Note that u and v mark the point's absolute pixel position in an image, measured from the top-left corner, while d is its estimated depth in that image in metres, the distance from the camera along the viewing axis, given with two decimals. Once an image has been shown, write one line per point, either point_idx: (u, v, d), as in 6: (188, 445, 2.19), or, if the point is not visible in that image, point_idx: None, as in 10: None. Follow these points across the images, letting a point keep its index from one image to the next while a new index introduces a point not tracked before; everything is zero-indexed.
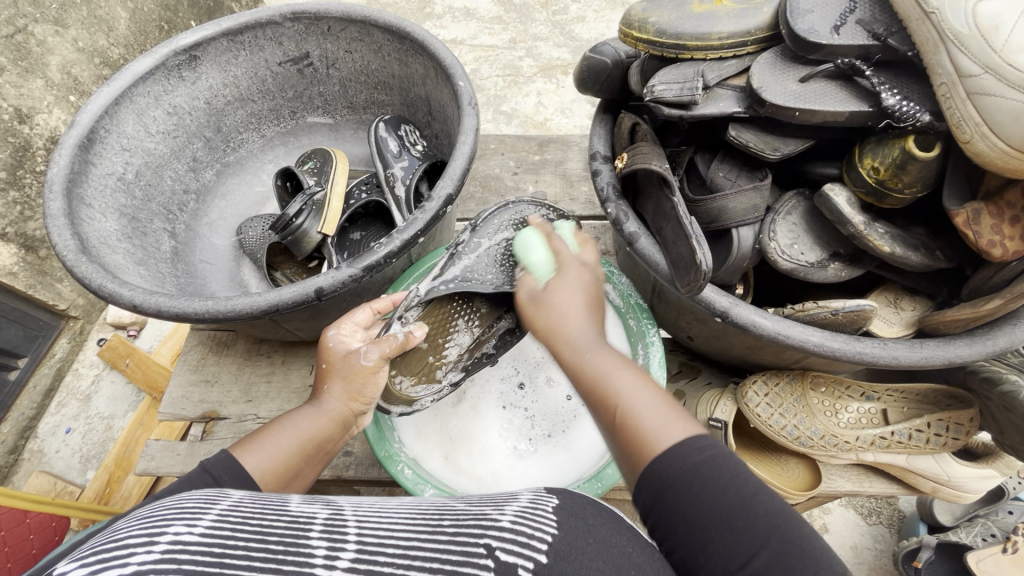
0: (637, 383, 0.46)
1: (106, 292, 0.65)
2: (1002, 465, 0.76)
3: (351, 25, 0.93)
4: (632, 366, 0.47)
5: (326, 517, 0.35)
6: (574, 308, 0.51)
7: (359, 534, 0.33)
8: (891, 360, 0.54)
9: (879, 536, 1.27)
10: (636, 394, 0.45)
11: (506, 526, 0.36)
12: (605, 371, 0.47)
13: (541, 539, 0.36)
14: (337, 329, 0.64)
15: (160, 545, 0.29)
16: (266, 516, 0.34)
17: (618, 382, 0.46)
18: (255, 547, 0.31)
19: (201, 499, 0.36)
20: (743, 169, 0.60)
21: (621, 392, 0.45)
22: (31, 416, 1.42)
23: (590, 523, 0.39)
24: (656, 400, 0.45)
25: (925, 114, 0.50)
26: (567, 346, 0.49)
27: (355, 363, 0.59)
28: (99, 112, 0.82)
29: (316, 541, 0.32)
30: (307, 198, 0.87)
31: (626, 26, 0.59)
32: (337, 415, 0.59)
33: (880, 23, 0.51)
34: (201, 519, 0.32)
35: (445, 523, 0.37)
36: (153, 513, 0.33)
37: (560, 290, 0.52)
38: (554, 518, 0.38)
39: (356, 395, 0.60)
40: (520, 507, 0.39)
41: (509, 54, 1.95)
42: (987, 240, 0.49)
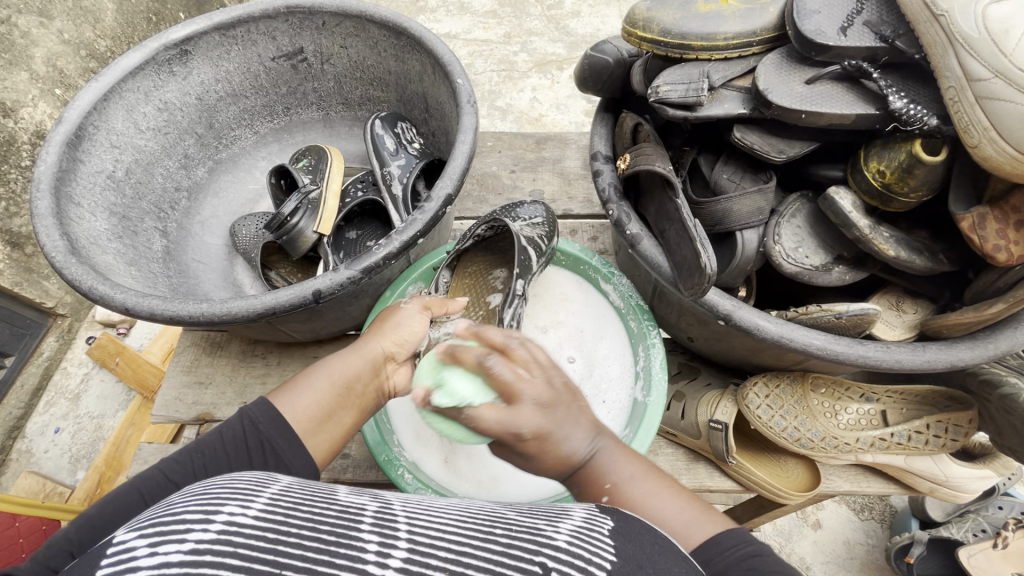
0: (641, 477, 0.44)
1: (96, 294, 0.64)
2: (997, 465, 0.76)
3: (346, 20, 0.91)
4: (640, 459, 0.46)
5: (375, 512, 0.34)
6: (569, 427, 0.42)
7: (411, 532, 0.32)
8: (894, 363, 0.53)
9: (871, 532, 1.28)
10: (656, 502, 0.43)
11: (563, 547, 0.34)
12: (606, 463, 0.44)
13: (599, 565, 0.34)
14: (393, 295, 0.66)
15: (216, 524, 0.29)
16: (316, 505, 0.33)
17: (616, 476, 0.44)
18: (307, 535, 0.30)
19: (253, 480, 0.36)
20: (747, 171, 0.60)
21: (626, 494, 0.44)
22: (19, 416, 1.40)
23: (648, 550, 0.37)
24: (669, 498, 0.44)
25: (932, 117, 0.50)
26: (569, 469, 0.43)
27: (403, 323, 0.60)
28: (87, 108, 0.80)
29: (368, 536, 0.31)
30: (302, 196, 0.86)
31: (630, 25, 0.58)
32: (370, 368, 0.56)
33: (887, 24, 0.51)
34: (254, 502, 0.32)
35: (497, 532, 0.35)
36: (209, 490, 0.33)
37: (548, 436, 0.41)
38: (610, 543, 0.36)
39: (394, 340, 0.59)
40: (574, 525, 0.37)
41: (503, 48, 1.93)
42: (993, 245, 0.49)
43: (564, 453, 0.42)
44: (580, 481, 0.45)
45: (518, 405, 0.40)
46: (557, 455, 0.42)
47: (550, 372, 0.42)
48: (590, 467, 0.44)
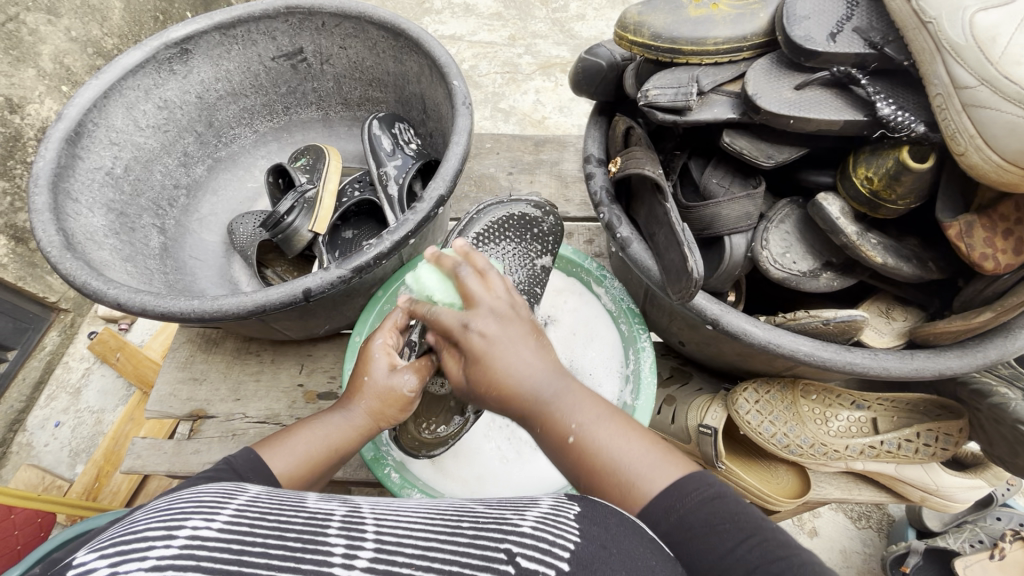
0: (603, 420, 0.46)
1: (91, 289, 0.64)
2: (990, 475, 0.76)
3: (345, 21, 0.92)
4: (600, 405, 0.47)
5: (343, 515, 0.35)
6: (515, 351, 0.47)
7: (378, 532, 0.33)
8: (881, 370, 0.53)
9: (868, 540, 1.27)
10: (620, 449, 0.44)
11: (527, 532, 0.35)
12: (564, 409, 0.46)
13: (563, 547, 0.34)
14: (381, 335, 0.60)
15: (178, 539, 0.29)
16: (283, 513, 0.34)
17: (579, 420, 0.46)
18: (273, 543, 0.31)
19: (219, 493, 0.36)
20: (737, 176, 0.60)
21: (590, 442, 0.45)
22: (21, 409, 1.41)
23: (614, 531, 0.37)
24: (629, 441, 0.45)
25: (920, 124, 0.50)
26: (523, 399, 0.47)
27: (392, 389, 0.58)
28: (88, 106, 0.80)
29: (335, 539, 0.32)
30: (297, 196, 0.87)
31: (621, 29, 0.58)
32: (365, 429, 0.58)
33: (876, 31, 0.51)
34: (218, 515, 0.32)
35: (465, 525, 0.36)
36: (172, 506, 0.33)
37: (498, 353, 0.46)
38: (575, 526, 0.36)
39: (384, 413, 0.58)
40: (541, 512, 0.38)
41: (507, 51, 1.94)
42: (980, 253, 0.49)
43: (506, 380, 0.46)
44: (544, 428, 0.47)
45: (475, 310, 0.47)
46: (524, 387, 0.47)
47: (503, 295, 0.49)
48: (549, 411, 0.46)
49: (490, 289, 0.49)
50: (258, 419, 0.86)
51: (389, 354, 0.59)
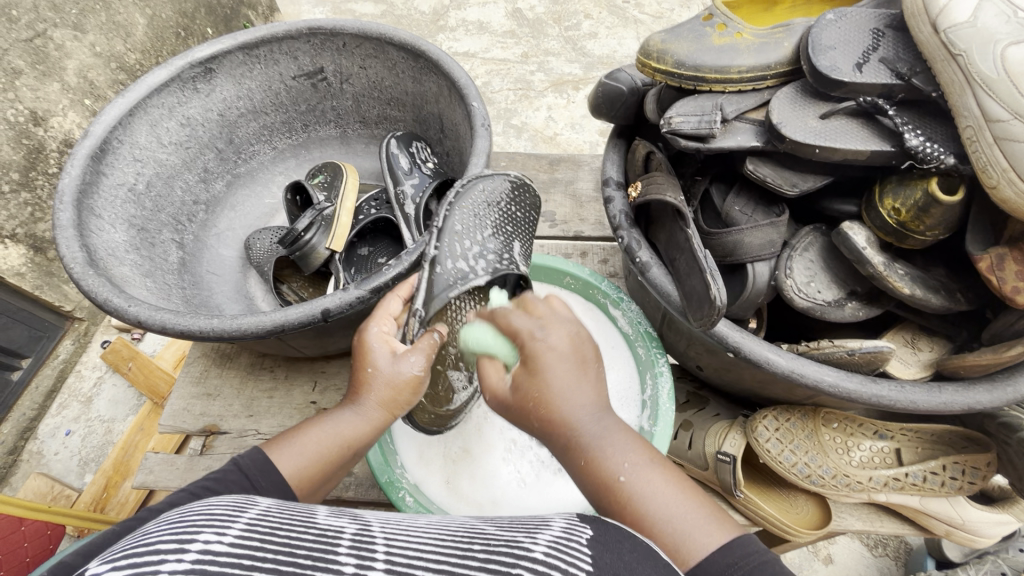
0: (645, 467, 0.46)
1: (111, 306, 0.65)
2: (1017, 509, 0.74)
3: (366, 42, 0.93)
4: (648, 451, 0.47)
5: (354, 534, 0.34)
6: (569, 392, 0.46)
7: (389, 554, 0.32)
8: (909, 404, 0.52)
9: (886, 569, 1.23)
10: (658, 495, 0.44)
11: (539, 558, 0.33)
12: (611, 451, 0.46)
13: (575, 573, 0.33)
14: (377, 325, 0.59)
15: (191, 554, 0.28)
16: (293, 529, 0.33)
17: (625, 471, 0.45)
18: (284, 561, 0.30)
19: (230, 506, 0.35)
20: (759, 203, 0.59)
21: (634, 492, 0.45)
22: (32, 417, 1.42)
23: (626, 559, 0.36)
24: (672, 490, 0.45)
25: (949, 156, 0.49)
26: (570, 431, 0.46)
27: (400, 373, 0.56)
28: (113, 123, 0.82)
29: (345, 559, 0.31)
30: (316, 213, 0.87)
31: (644, 56, 0.58)
32: (378, 422, 0.56)
33: (903, 62, 0.51)
34: (230, 528, 0.32)
35: (476, 549, 0.35)
36: (185, 518, 0.33)
37: (540, 377, 0.46)
38: (587, 552, 0.35)
39: (394, 403, 0.56)
40: (552, 535, 0.37)
41: (520, 68, 1.96)
42: (1012, 287, 0.47)
43: (566, 417, 0.46)
44: (587, 473, 0.46)
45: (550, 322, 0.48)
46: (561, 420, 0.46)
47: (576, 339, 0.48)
48: (592, 457, 0.46)
49: (554, 308, 0.50)
50: (269, 436, 0.86)
51: (388, 339, 0.58)
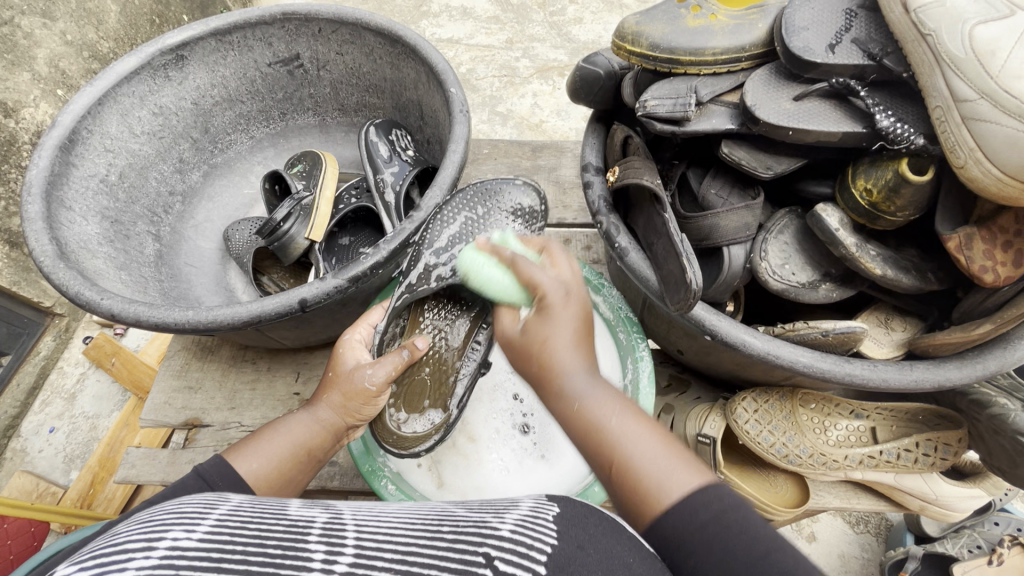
0: (633, 419, 0.43)
1: (83, 299, 0.64)
2: (989, 484, 0.76)
3: (342, 27, 0.92)
4: (629, 405, 0.44)
5: (324, 522, 0.34)
6: (558, 341, 0.46)
7: (358, 538, 0.32)
8: (880, 382, 0.53)
9: (866, 545, 1.26)
10: (635, 442, 0.42)
11: (507, 536, 0.34)
12: (602, 409, 0.43)
13: (541, 550, 0.34)
14: (352, 333, 0.67)
15: (158, 550, 0.28)
16: (264, 521, 0.33)
17: (614, 421, 0.43)
18: (253, 551, 0.30)
19: (201, 503, 0.35)
20: (735, 186, 0.59)
21: (618, 437, 0.42)
22: (15, 414, 1.40)
23: (592, 532, 0.37)
24: (653, 439, 0.42)
25: (919, 136, 0.50)
26: (559, 387, 0.45)
27: (357, 382, 0.60)
28: (82, 113, 0.80)
29: (314, 545, 0.31)
30: (294, 203, 0.86)
31: (619, 39, 0.58)
32: (329, 425, 0.60)
33: (875, 42, 0.51)
34: (199, 525, 0.31)
35: (444, 530, 0.35)
36: (154, 516, 0.33)
37: (547, 322, 0.47)
38: (554, 528, 0.36)
39: (347, 406, 0.60)
40: (521, 513, 0.37)
41: (505, 54, 1.93)
42: (979, 266, 0.49)
43: (560, 366, 0.45)
44: (570, 423, 0.44)
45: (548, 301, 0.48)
46: (548, 362, 0.46)
47: (571, 283, 0.50)
48: (575, 405, 0.44)
49: (557, 270, 0.51)
50: (253, 428, 0.86)
51: (353, 350, 0.65)
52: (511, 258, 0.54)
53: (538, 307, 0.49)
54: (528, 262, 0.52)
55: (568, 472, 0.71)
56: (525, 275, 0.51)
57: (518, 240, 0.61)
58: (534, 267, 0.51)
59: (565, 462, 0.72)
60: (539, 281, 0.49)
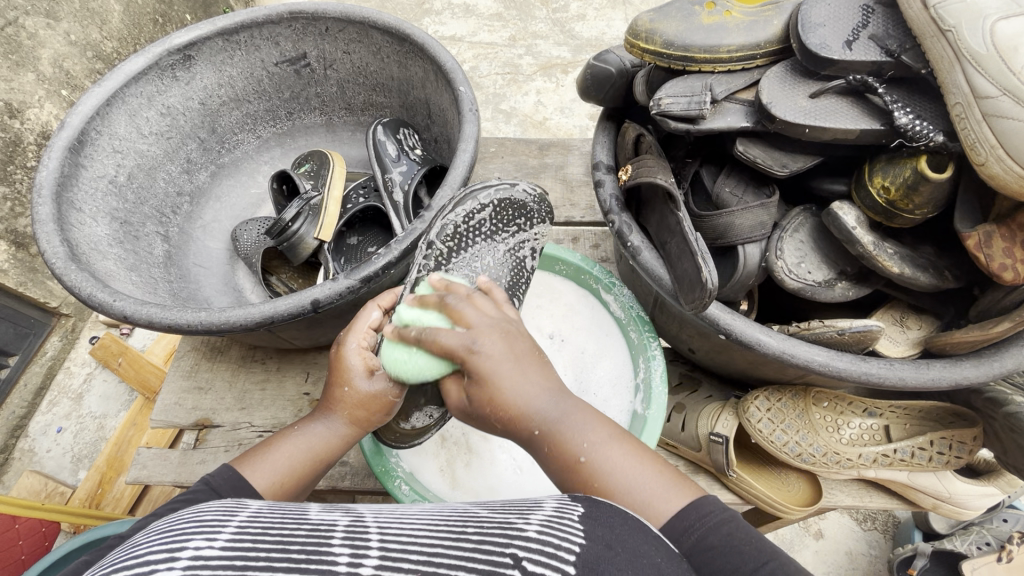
0: (609, 441, 0.47)
1: (96, 301, 0.64)
2: (1002, 481, 0.75)
3: (349, 26, 0.91)
4: (607, 425, 0.49)
5: (347, 525, 0.34)
6: (500, 369, 0.47)
7: (383, 541, 0.32)
8: (897, 381, 0.52)
9: (874, 542, 1.26)
10: (623, 473, 0.46)
11: (533, 536, 0.34)
12: (571, 429, 0.48)
13: (569, 550, 0.34)
14: (355, 339, 0.58)
15: (181, 561, 0.28)
16: (286, 527, 0.33)
17: (587, 444, 0.47)
18: (277, 556, 0.30)
19: (221, 511, 0.35)
20: (750, 184, 0.59)
21: (597, 470, 0.46)
22: (22, 415, 1.40)
23: (618, 532, 0.36)
24: (639, 465, 0.46)
25: (939, 133, 0.49)
26: (528, 420, 0.48)
27: (373, 397, 0.57)
28: (90, 113, 0.79)
29: (339, 548, 0.31)
30: (303, 203, 0.85)
31: (633, 36, 0.58)
32: (345, 435, 0.58)
33: (893, 39, 0.50)
34: (220, 532, 0.31)
35: (469, 531, 0.35)
36: (175, 526, 0.33)
37: (487, 367, 0.47)
38: (580, 528, 0.36)
39: (364, 418, 0.58)
40: (545, 514, 0.37)
41: (508, 52, 1.93)
42: (998, 265, 0.48)
43: (512, 401, 0.47)
44: (554, 457, 0.48)
45: (475, 329, 0.48)
46: (520, 410, 0.48)
47: (497, 317, 0.51)
48: (551, 438, 0.48)
49: (479, 310, 0.50)
50: (263, 428, 0.86)
51: (364, 356, 0.58)
52: (442, 300, 0.51)
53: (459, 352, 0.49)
54: (456, 309, 0.50)
55: None
56: (440, 342, 0.49)
57: (424, 308, 0.53)
58: (462, 308, 0.50)
59: None
60: (453, 338, 0.48)
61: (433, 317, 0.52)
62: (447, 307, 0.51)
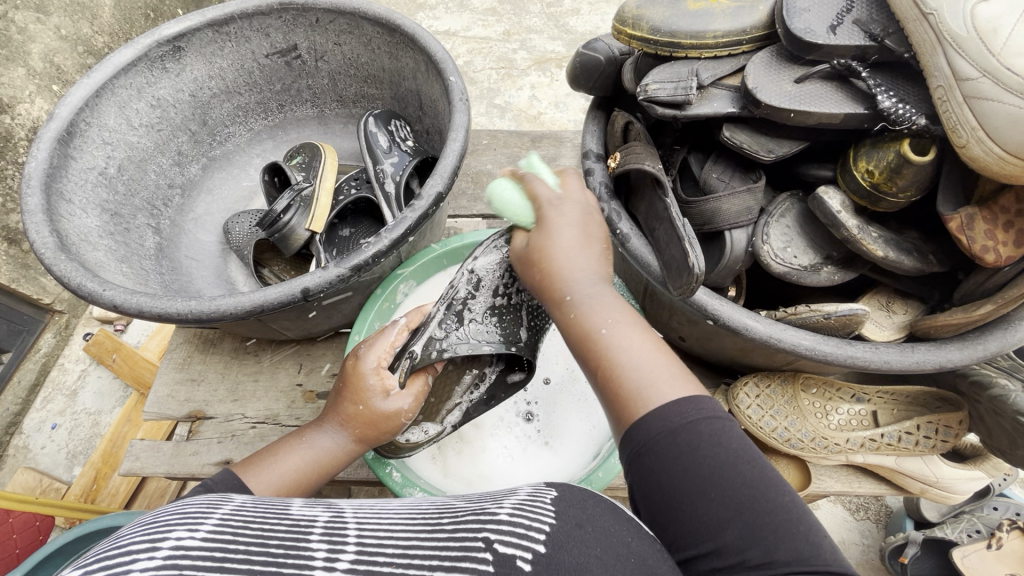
0: (632, 330, 0.44)
1: (86, 291, 0.63)
2: (989, 466, 0.76)
3: (340, 17, 0.91)
4: (632, 315, 0.46)
5: (326, 521, 0.34)
6: (571, 246, 0.49)
7: (360, 537, 0.33)
8: (882, 364, 0.53)
9: (866, 531, 1.27)
10: (632, 353, 0.43)
11: (504, 519, 0.34)
12: (598, 313, 0.46)
13: (539, 529, 0.34)
14: (372, 356, 0.59)
15: (162, 551, 0.28)
16: (266, 521, 0.33)
17: (606, 328, 0.45)
18: (256, 550, 0.30)
19: (202, 504, 0.35)
20: (737, 170, 0.60)
21: (608, 346, 0.44)
22: (16, 412, 1.40)
23: (590, 513, 0.37)
24: (650, 351, 0.44)
25: (921, 117, 0.50)
26: (563, 288, 0.48)
27: (385, 418, 0.58)
28: (79, 105, 0.79)
29: (316, 544, 0.31)
30: (294, 194, 0.86)
31: (620, 23, 0.58)
32: (352, 450, 0.60)
33: (876, 23, 0.51)
34: (202, 524, 0.31)
35: (444, 521, 0.36)
36: (159, 518, 0.32)
37: (546, 232, 0.50)
38: (552, 509, 0.36)
39: (372, 438, 0.59)
40: (518, 500, 0.37)
41: (502, 46, 1.92)
42: (981, 246, 0.49)
43: (559, 273, 0.48)
44: (570, 330, 0.47)
45: (568, 193, 0.52)
46: (557, 274, 0.48)
47: (587, 203, 0.52)
48: (572, 313, 0.46)
49: (569, 187, 0.53)
50: (257, 419, 0.86)
51: (382, 375, 0.58)
52: (523, 175, 0.55)
53: (536, 221, 0.52)
54: (537, 179, 0.53)
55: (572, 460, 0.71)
56: (533, 189, 0.53)
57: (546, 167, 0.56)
58: (540, 182, 0.53)
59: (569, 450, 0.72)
60: (539, 191, 0.52)
61: (544, 174, 0.55)
62: (529, 180, 0.54)
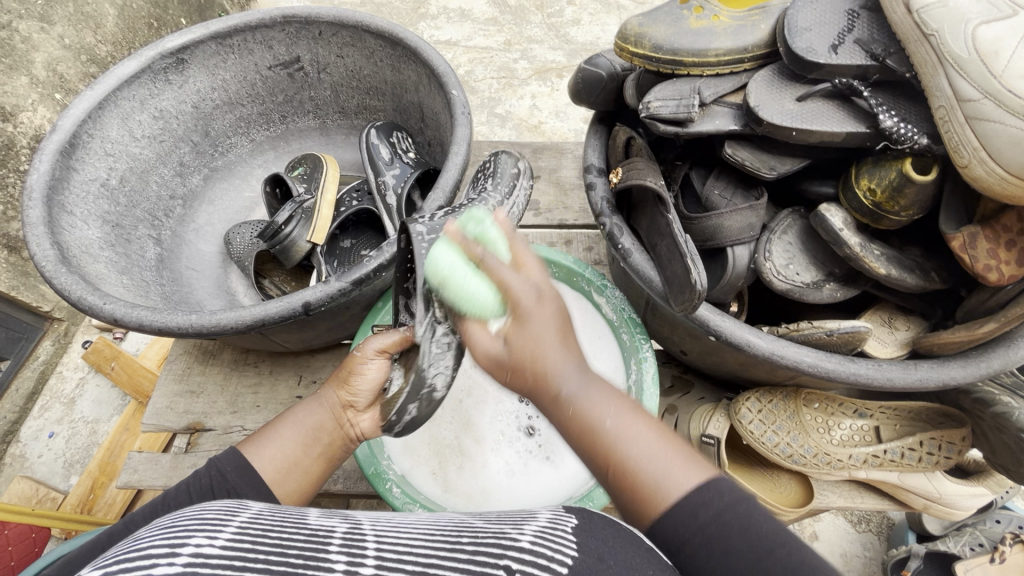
0: (631, 416, 0.41)
1: (86, 304, 0.63)
2: (992, 482, 0.76)
3: (343, 29, 0.92)
4: (625, 399, 0.42)
5: (344, 532, 0.34)
6: (546, 348, 0.40)
7: (379, 550, 0.32)
8: (886, 381, 0.53)
9: (868, 544, 1.26)
10: (636, 442, 0.40)
11: (526, 547, 0.34)
12: (595, 406, 0.41)
13: (561, 561, 0.33)
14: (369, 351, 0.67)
15: (182, 557, 0.28)
16: (285, 530, 0.33)
17: (610, 422, 0.41)
18: (276, 559, 0.29)
19: (222, 510, 0.35)
20: (738, 187, 0.60)
21: (615, 438, 0.41)
22: (13, 420, 1.39)
23: (610, 544, 0.37)
24: (656, 440, 0.41)
25: (923, 136, 0.50)
26: (549, 384, 0.40)
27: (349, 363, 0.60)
28: (82, 116, 0.79)
29: (336, 555, 0.31)
30: (297, 206, 0.86)
31: (622, 41, 0.58)
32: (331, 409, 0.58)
33: (878, 43, 0.51)
34: (221, 532, 0.31)
35: (464, 541, 0.35)
36: (176, 523, 0.32)
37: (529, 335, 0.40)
38: (572, 540, 0.36)
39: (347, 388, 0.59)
40: (539, 526, 0.37)
41: (502, 56, 1.93)
42: (984, 264, 0.49)
43: (547, 367, 0.40)
44: (568, 428, 0.41)
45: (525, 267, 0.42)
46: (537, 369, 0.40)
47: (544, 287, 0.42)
48: (571, 410, 0.41)
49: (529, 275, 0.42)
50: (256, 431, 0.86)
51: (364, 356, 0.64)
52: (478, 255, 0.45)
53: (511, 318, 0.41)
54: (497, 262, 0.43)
55: (573, 475, 0.71)
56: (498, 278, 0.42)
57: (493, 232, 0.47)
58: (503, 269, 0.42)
59: (571, 465, 0.72)
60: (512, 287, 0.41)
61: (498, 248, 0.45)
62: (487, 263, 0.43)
